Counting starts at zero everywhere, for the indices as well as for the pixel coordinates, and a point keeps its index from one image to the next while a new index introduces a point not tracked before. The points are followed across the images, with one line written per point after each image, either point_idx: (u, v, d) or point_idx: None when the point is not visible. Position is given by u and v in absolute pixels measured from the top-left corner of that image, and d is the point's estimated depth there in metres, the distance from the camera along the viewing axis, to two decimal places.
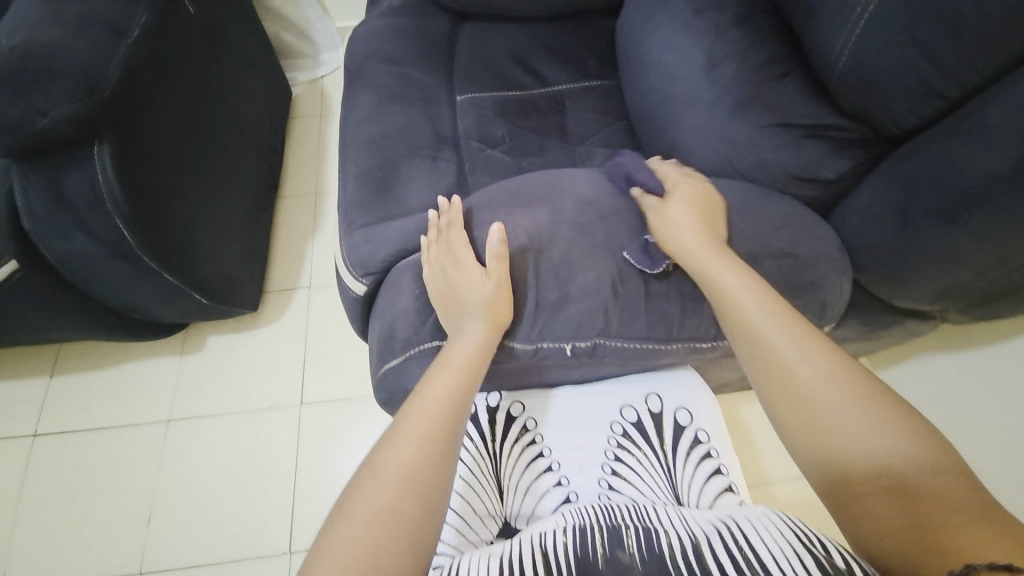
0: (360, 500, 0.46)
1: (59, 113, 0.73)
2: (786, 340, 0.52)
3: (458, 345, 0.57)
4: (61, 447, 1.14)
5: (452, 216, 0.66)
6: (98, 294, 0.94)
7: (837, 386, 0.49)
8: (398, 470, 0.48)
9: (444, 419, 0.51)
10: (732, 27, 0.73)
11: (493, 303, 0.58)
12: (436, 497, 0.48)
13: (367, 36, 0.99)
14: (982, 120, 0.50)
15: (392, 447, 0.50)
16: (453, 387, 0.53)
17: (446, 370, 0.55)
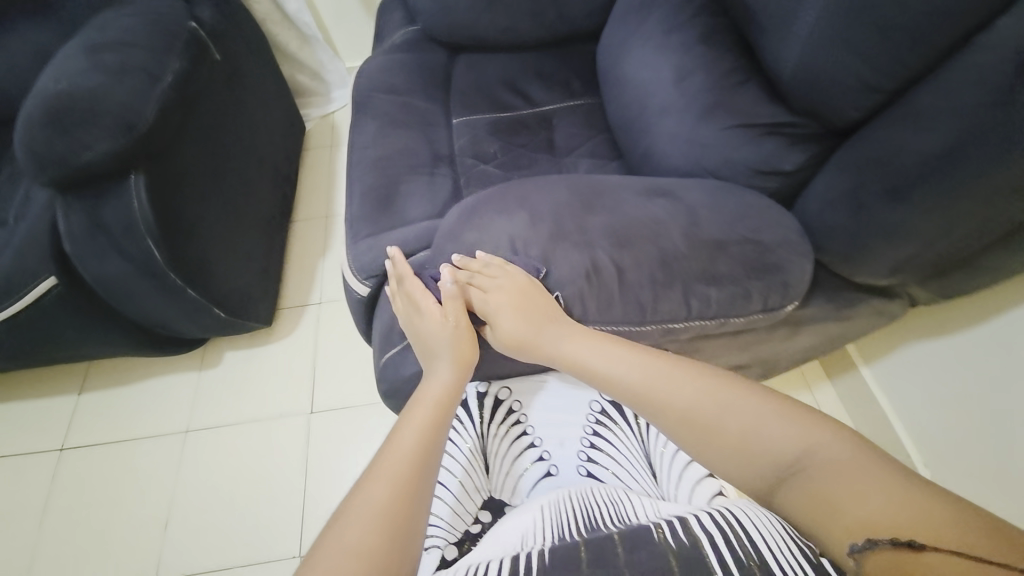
0: (335, 538, 0.46)
1: (102, 147, 0.82)
2: (647, 380, 0.56)
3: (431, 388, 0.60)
4: (88, 460, 1.21)
5: (403, 270, 0.71)
6: (128, 312, 1.01)
7: (716, 403, 0.52)
8: (373, 505, 0.48)
9: (412, 459, 0.52)
10: (695, 44, 0.80)
11: (457, 341, 0.64)
12: (410, 533, 0.47)
13: (371, 69, 1.09)
14: (914, 106, 0.55)
15: (362, 490, 0.50)
16: (421, 429, 0.55)
17: (416, 415, 0.57)
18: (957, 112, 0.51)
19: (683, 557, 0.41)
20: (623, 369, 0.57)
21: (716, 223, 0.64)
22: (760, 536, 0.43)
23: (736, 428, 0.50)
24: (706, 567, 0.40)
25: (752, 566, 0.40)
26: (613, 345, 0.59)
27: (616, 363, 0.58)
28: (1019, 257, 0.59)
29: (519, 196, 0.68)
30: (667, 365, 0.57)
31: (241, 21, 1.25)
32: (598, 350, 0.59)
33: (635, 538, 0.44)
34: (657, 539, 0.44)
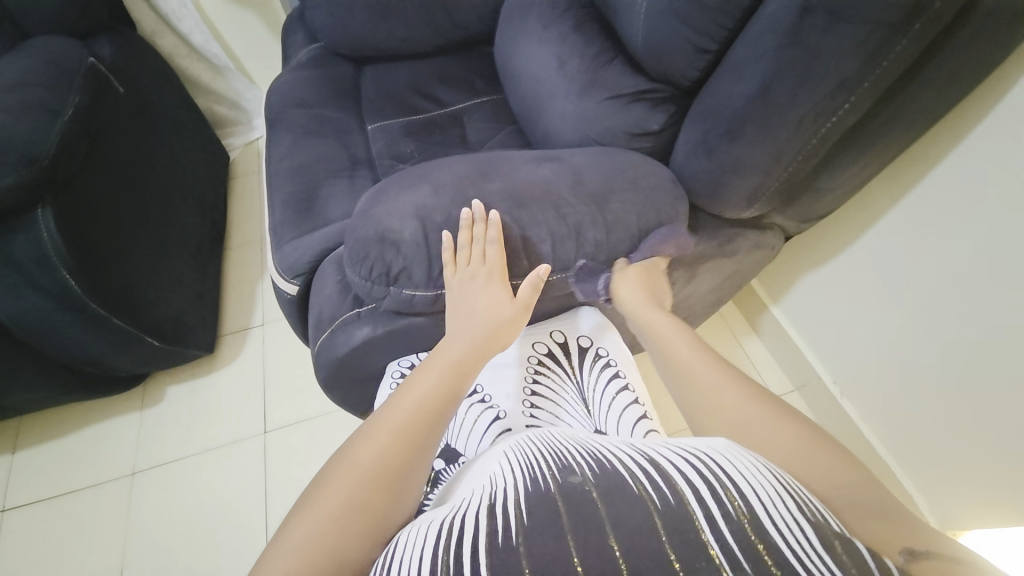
0: (332, 487, 0.49)
1: (4, 182, 0.82)
2: (740, 392, 0.57)
3: (450, 346, 0.62)
4: (30, 519, 1.15)
5: (492, 232, 0.66)
6: (50, 349, 0.99)
7: (755, 412, 0.54)
8: (368, 463, 0.50)
9: (421, 418, 0.54)
10: (569, 31, 0.90)
11: (503, 323, 0.64)
12: (404, 491, 0.51)
13: (281, 87, 1.13)
14: (732, 58, 0.66)
15: (368, 440, 0.52)
16: (433, 389, 0.56)
17: (428, 375, 0.58)
18: (758, 57, 0.62)
19: (672, 518, 0.42)
20: (709, 378, 0.59)
21: (598, 176, 0.73)
22: (744, 481, 0.44)
23: (776, 433, 0.52)
24: (694, 525, 0.41)
25: (743, 520, 0.40)
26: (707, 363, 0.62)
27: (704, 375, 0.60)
28: (842, 176, 0.71)
29: (420, 175, 0.74)
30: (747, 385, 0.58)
31: (144, 56, 1.26)
32: (692, 361, 0.62)
33: (618, 500, 0.44)
34: (636, 491, 0.45)
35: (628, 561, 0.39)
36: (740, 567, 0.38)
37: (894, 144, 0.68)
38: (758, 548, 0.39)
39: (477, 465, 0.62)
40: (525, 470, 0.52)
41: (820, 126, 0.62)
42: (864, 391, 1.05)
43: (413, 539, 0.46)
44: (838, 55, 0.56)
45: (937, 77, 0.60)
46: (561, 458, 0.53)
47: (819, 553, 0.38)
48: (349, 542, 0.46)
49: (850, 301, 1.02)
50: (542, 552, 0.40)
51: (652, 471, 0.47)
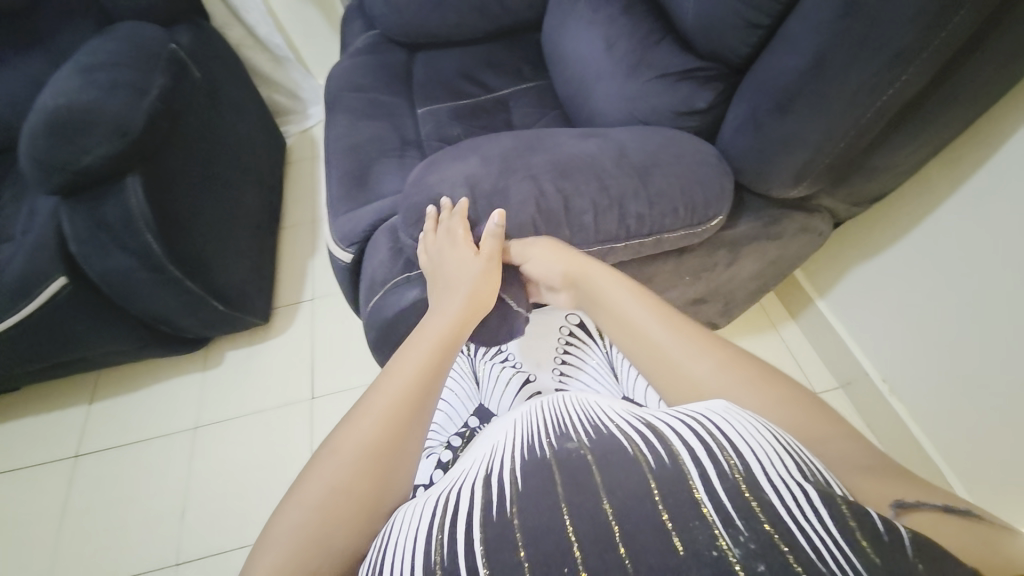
0: (316, 478, 0.48)
1: (100, 151, 0.92)
2: (723, 369, 0.53)
3: (436, 324, 0.61)
4: (102, 462, 1.28)
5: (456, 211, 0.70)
6: (130, 306, 1.10)
7: (735, 383, 0.52)
8: (355, 446, 0.49)
9: (410, 397, 0.53)
10: (618, 13, 0.91)
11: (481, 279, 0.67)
12: (399, 471, 0.50)
13: (339, 73, 1.20)
14: (785, 32, 0.65)
15: (354, 424, 0.51)
16: (420, 368, 0.55)
17: (412, 355, 0.57)
18: (812, 30, 0.61)
19: (664, 480, 0.40)
20: (686, 361, 0.55)
21: (642, 150, 0.75)
22: (746, 446, 0.42)
23: (764, 408, 0.50)
24: (687, 485, 0.40)
25: (738, 482, 0.39)
26: (678, 339, 0.57)
27: (681, 360, 0.55)
28: (898, 153, 0.69)
29: (469, 149, 0.78)
30: (722, 349, 0.56)
31: (216, 44, 1.36)
32: (659, 336, 0.58)
33: (613, 465, 0.43)
34: (631, 455, 0.43)
35: (621, 527, 0.38)
36: (733, 523, 0.37)
37: (957, 120, 0.65)
38: (749, 501, 0.38)
39: (489, 429, 0.62)
40: (525, 437, 0.52)
41: (875, 99, 0.61)
42: (917, 389, 0.99)
43: (411, 515, 0.46)
44: (897, 24, 0.55)
45: (1007, 47, 0.57)
46: (560, 425, 0.52)
47: (817, 511, 0.37)
48: (342, 524, 0.46)
49: (901, 293, 0.98)
50: (534, 524, 0.40)
51: (649, 434, 0.45)
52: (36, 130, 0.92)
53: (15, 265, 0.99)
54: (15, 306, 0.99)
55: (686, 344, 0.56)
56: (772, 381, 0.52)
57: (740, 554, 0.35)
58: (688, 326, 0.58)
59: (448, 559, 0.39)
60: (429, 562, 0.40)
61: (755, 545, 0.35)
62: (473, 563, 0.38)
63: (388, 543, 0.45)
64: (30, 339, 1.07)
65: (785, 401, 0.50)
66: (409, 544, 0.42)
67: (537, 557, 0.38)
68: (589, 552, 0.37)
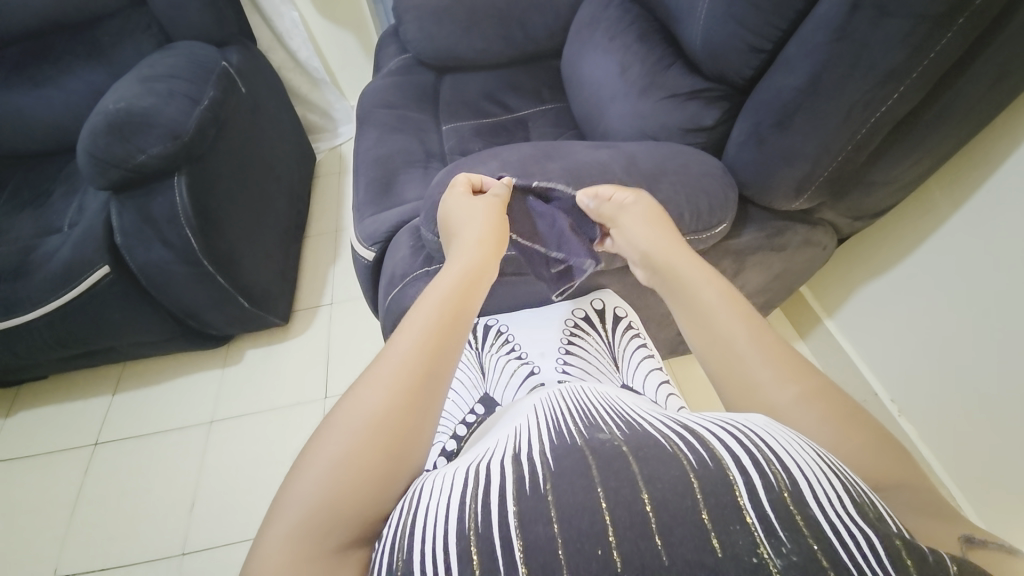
0: (318, 454, 0.43)
1: (154, 151, 1.01)
2: (803, 399, 0.48)
3: (440, 288, 0.57)
4: (119, 452, 1.32)
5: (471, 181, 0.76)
6: (164, 298, 1.17)
7: (796, 397, 0.48)
8: (364, 419, 0.44)
9: (419, 363, 0.48)
10: (633, 41, 0.98)
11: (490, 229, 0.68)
12: (411, 443, 0.45)
13: (372, 91, 1.29)
14: (785, 55, 0.71)
15: (358, 395, 0.46)
16: (426, 333, 0.51)
17: (418, 321, 0.53)
18: (808, 53, 0.67)
19: (708, 480, 0.37)
20: (765, 378, 0.50)
21: (649, 159, 0.80)
22: (791, 457, 0.39)
23: (835, 443, 0.45)
24: (730, 488, 0.37)
25: (782, 492, 0.36)
26: (758, 351, 0.52)
27: (755, 377, 0.51)
28: (894, 169, 0.73)
29: (490, 157, 0.84)
30: (806, 373, 0.50)
31: (261, 65, 1.48)
32: (726, 328, 0.54)
33: (651, 458, 0.40)
34: (671, 450, 0.41)
35: (659, 519, 0.35)
36: (775, 532, 0.34)
37: (949, 137, 0.69)
38: (793, 513, 0.35)
39: (503, 423, 0.61)
40: (553, 425, 0.49)
41: (871, 114, 0.66)
42: (926, 412, 0.99)
43: (438, 482, 0.44)
44: (885, 46, 0.61)
45: (991, 70, 0.62)
46: (589, 418, 0.50)
47: (861, 527, 0.34)
48: (349, 507, 0.41)
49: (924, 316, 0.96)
50: (570, 500, 0.37)
51: (686, 435, 0.43)
52: (95, 128, 1.00)
53: (65, 253, 1.08)
54: (61, 292, 1.07)
55: (768, 361, 0.51)
56: (840, 403, 0.47)
57: (783, 565, 0.33)
58: (771, 340, 0.53)
59: (481, 525, 0.37)
60: (463, 526, 0.38)
61: (797, 557, 0.33)
62: (507, 536, 0.36)
63: (415, 504, 0.42)
64: (68, 324, 1.14)
65: (846, 425, 0.46)
66: (439, 508, 0.40)
67: (570, 534, 0.35)
68: (624, 537, 0.35)
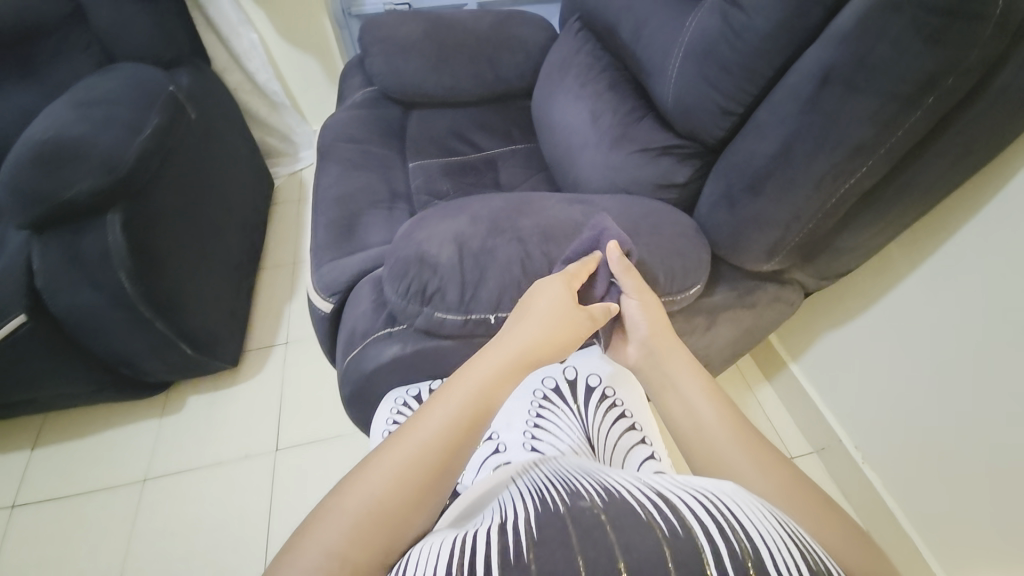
0: (312, 537, 0.43)
1: (82, 187, 0.89)
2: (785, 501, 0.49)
3: (470, 375, 0.54)
4: (40, 516, 1.18)
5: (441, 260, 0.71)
6: (95, 344, 1.05)
7: (781, 509, 0.48)
8: (361, 507, 0.45)
9: (433, 456, 0.48)
10: (605, 91, 0.98)
11: (554, 318, 0.61)
12: (402, 531, 0.46)
13: (335, 123, 1.23)
14: (758, 121, 0.71)
15: (363, 481, 0.47)
16: (449, 421, 0.50)
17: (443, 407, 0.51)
18: (782, 122, 0.67)
19: (680, 551, 0.34)
20: (749, 479, 0.52)
21: (627, 221, 0.78)
22: (756, 528, 0.37)
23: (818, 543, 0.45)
24: (701, 562, 0.34)
25: (747, 562, 0.34)
26: (747, 457, 0.53)
27: (738, 478, 0.52)
28: (860, 236, 0.73)
29: (459, 208, 0.79)
30: (788, 475, 0.51)
31: (213, 87, 1.39)
32: (717, 437, 0.56)
33: (626, 526, 0.37)
34: (643, 518, 0.37)
35: None
36: None
37: (913, 209, 0.70)
38: None
39: (483, 497, 0.56)
40: (537, 494, 0.45)
41: (841, 185, 0.66)
42: (892, 467, 0.98)
43: (425, 557, 0.40)
44: (855, 124, 0.61)
45: (953, 148, 0.63)
46: (570, 485, 0.47)
47: None
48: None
49: (884, 366, 0.96)
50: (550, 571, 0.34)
51: (660, 504, 0.40)
52: (18, 159, 0.90)
53: None
54: None
55: (751, 462, 0.53)
56: (824, 515, 0.47)
57: None
58: (755, 444, 0.55)
59: None
60: None
61: None
62: None
63: None
64: None
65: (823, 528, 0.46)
66: None
67: None
68: None
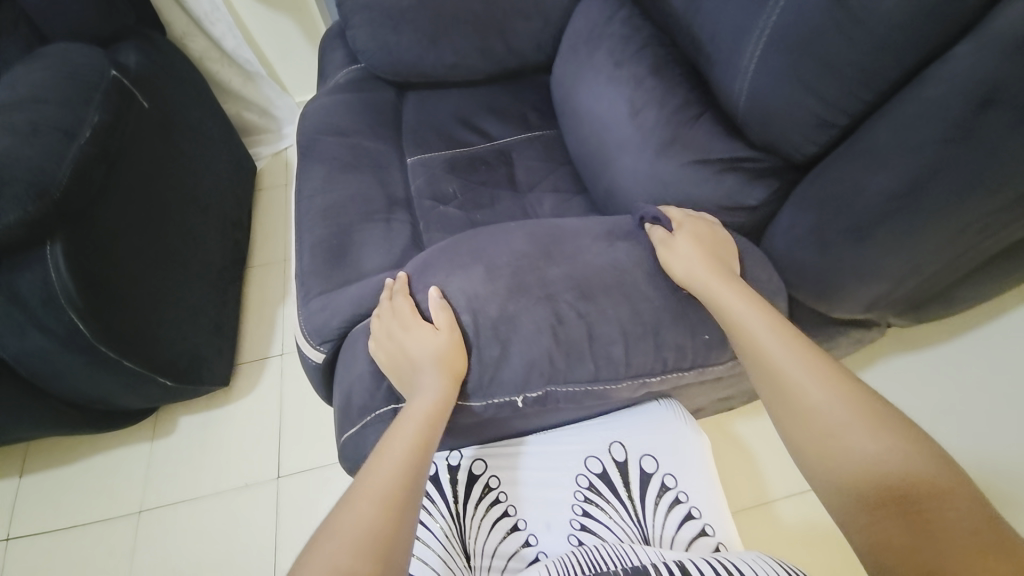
0: None
1: (7, 220, 0.75)
2: (859, 422, 0.47)
3: (410, 415, 0.54)
4: (32, 551, 1.10)
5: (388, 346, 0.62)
6: (53, 386, 0.93)
7: (861, 436, 0.46)
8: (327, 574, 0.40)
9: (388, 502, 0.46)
10: (648, 75, 0.78)
11: (446, 353, 0.57)
12: None
13: (317, 111, 1.03)
14: (872, 142, 0.53)
15: (321, 550, 0.42)
16: (398, 464, 0.49)
17: (388, 455, 0.50)
18: (916, 149, 0.49)
19: None
20: (818, 403, 0.49)
21: None
22: None
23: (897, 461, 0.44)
24: None
25: None
26: (816, 380, 0.50)
27: (808, 402, 0.50)
28: (987, 285, 0.57)
29: (473, 250, 0.64)
30: (857, 393, 0.49)
31: (171, 61, 1.17)
32: (781, 367, 0.52)
33: None
34: None
35: None
36: None
37: None
38: None
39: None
40: None
41: (982, 240, 0.52)
42: None
43: None
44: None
45: None
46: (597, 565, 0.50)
47: None
48: None
49: None
50: None
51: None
52: None
53: None
54: None
55: (817, 383, 0.50)
56: (899, 425, 0.46)
57: None
58: (822, 365, 0.52)
59: None
60: None
61: None
62: None
63: None
64: None
65: (900, 447, 0.45)
66: None
67: None
68: None
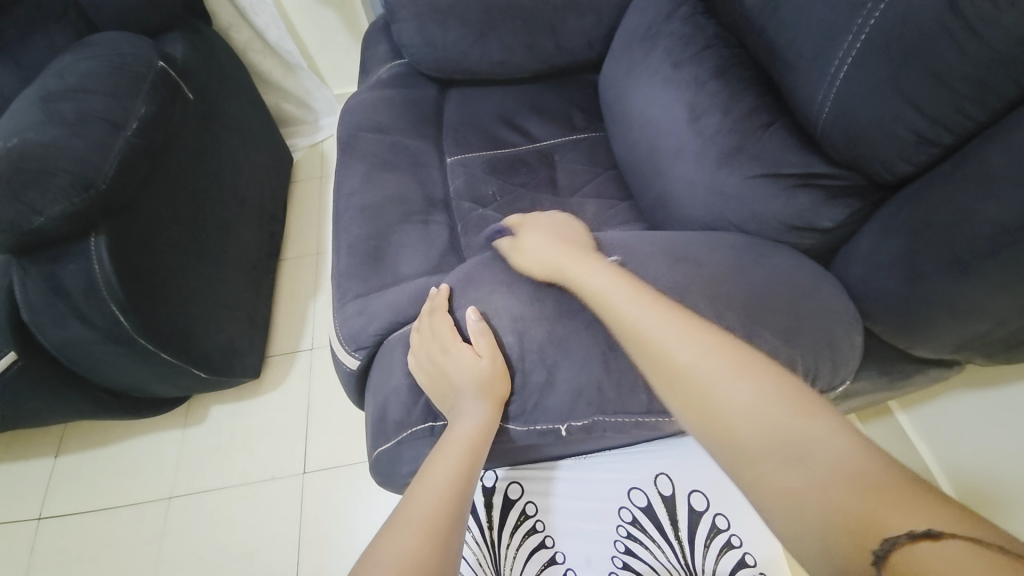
0: None
1: (54, 211, 0.75)
2: (753, 389, 0.42)
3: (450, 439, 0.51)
4: (68, 530, 1.13)
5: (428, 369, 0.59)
6: (92, 375, 0.95)
7: (775, 411, 0.40)
8: None
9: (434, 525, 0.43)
10: (712, 78, 0.72)
11: (491, 377, 0.54)
12: None
13: (357, 106, 1.00)
14: (984, 165, 0.47)
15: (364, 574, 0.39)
16: (444, 487, 0.46)
17: (430, 477, 0.47)
18: None
19: None
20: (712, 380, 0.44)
21: (747, 290, 0.57)
22: None
23: (792, 425, 0.39)
24: None
25: None
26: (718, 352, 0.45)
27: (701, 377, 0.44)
28: None
29: (523, 263, 0.61)
30: (750, 362, 0.44)
31: (215, 52, 1.17)
32: (669, 342, 0.47)
33: None
34: None
35: None
36: None
37: None
38: None
39: None
40: None
41: None
42: None
43: None
44: None
45: None
46: None
47: None
48: None
49: None
50: None
51: None
52: None
53: None
54: None
55: (716, 353, 0.45)
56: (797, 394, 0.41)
57: None
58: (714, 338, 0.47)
59: None
60: None
61: None
62: None
63: None
64: None
65: (798, 410, 0.40)
66: None
67: None
68: None
